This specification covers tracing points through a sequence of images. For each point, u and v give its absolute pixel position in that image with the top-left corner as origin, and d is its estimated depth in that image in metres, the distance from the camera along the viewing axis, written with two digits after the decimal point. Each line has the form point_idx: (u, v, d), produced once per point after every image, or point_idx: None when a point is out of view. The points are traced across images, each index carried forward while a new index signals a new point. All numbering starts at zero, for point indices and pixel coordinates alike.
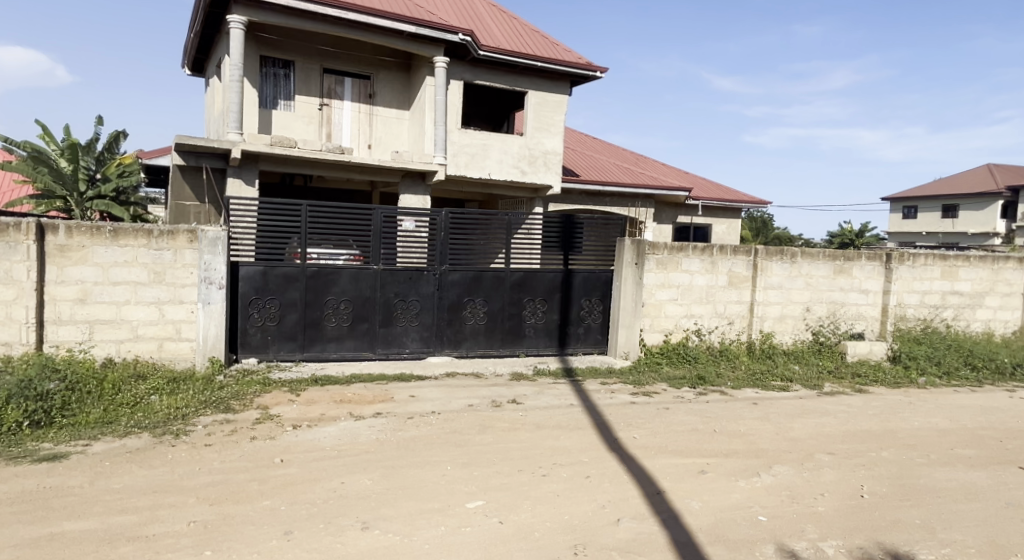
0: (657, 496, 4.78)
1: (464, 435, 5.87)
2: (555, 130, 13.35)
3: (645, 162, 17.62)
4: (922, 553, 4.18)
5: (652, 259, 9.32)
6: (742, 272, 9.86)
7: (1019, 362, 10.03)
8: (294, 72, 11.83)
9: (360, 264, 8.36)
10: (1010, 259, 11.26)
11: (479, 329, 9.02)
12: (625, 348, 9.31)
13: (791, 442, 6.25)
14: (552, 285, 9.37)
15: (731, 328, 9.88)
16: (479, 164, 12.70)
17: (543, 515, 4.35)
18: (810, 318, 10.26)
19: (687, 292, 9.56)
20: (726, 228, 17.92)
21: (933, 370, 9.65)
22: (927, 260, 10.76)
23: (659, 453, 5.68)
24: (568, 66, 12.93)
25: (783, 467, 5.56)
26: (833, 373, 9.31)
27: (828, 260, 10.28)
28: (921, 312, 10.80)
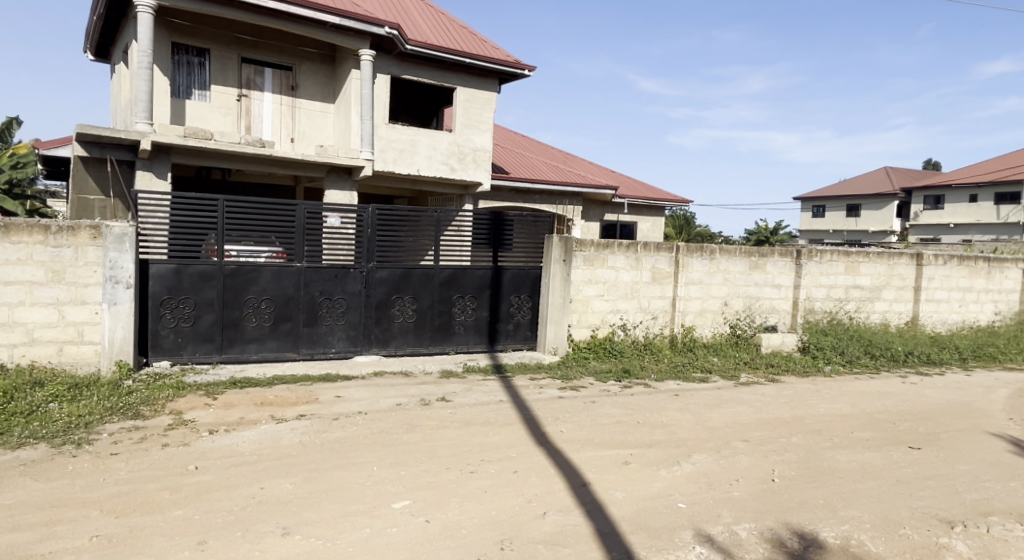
0: (582, 488, 4.87)
1: (391, 435, 5.80)
2: (484, 127, 13.36)
3: (573, 160, 17.86)
4: (826, 531, 4.44)
5: (579, 256, 9.46)
6: (665, 268, 10.16)
7: (912, 350, 10.81)
8: (210, 60, 11.34)
9: (282, 261, 8.12)
10: (904, 256, 12.10)
11: (407, 327, 8.92)
12: (553, 343, 9.43)
13: (710, 431, 6.50)
14: (482, 282, 9.37)
15: (655, 323, 10.15)
16: (407, 160, 12.55)
17: (470, 512, 4.35)
18: (728, 311, 10.69)
19: (613, 288, 9.77)
20: (650, 225, 18.42)
21: (838, 359, 10.26)
22: (833, 256, 11.41)
23: (585, 446, 5.80)
24: (496, 63, 12.95)
25: (702, 455, 5.78)
26: (748, 363, 9.75)
27: (744, 257, 10.73)
28: (828, 305, 11.45)
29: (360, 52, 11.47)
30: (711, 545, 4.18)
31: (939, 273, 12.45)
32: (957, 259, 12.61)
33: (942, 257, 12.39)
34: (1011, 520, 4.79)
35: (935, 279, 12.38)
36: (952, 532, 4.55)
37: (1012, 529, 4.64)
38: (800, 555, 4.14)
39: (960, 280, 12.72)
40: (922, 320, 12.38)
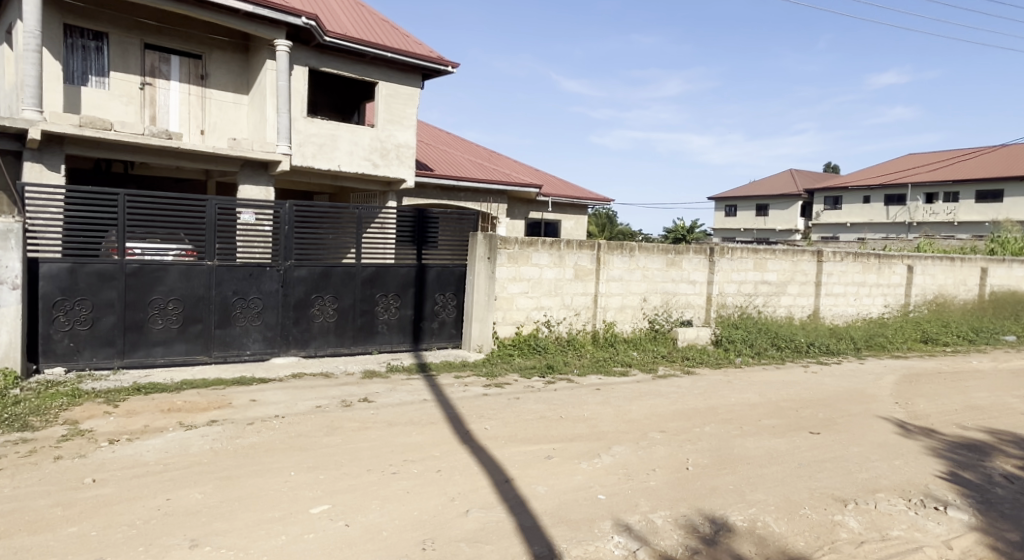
0: (504, 484, 4.90)
1: (310, 438, 5.65)
2: (407, 123, 13.19)
3: (497, 157, 17.91)
4: (736, 515, 4.66)
5: (504, 253, 9.46)
6: (587, 265, 10.34)
7: (814, 341, 11.48)
8: (108, 45, 10.66)
9: (192, 260, 7.75)
10: (806, 253, 12.83)
11: (328, 326, 8.70)
12: (478, 341, 9.43)
13: (629, 423, 6.68)
14: (406, 280, 9.26)
15: (578, 319, 10.31)
16: (327, 155, 12.24)
17: (391, 514, 4.30)
18: (647, 307, 11.01)
19: (537, 286, 9.86)
20: (574, 223, 18.71)
21: (748, 351, 10.76)
22: (743, 253, 11.95)
23: (508, 442, 5.83)
24: (418, 58, 12.79)
25: (621, 447, 5.93)
26: (666, 357, 10.08)
27: (661, 254, 11.07)
28: (738, 300, 11.98)
29: (275, 42, 11.07)
30: (629, 534, 4.30)
31: (837, 269, 13.27)
32: (853, 256, 13.48)
33: (839, 254, 13.21)
34: (897, 495, 5.18)
35: (833, 275, 13.19)
36: (845, 509, 4.87)
37: (897, 504, 5.02)
38: (711, 539, 4.32)
39: (856, 276, 13.60)
40: (823, 313, 13.16)
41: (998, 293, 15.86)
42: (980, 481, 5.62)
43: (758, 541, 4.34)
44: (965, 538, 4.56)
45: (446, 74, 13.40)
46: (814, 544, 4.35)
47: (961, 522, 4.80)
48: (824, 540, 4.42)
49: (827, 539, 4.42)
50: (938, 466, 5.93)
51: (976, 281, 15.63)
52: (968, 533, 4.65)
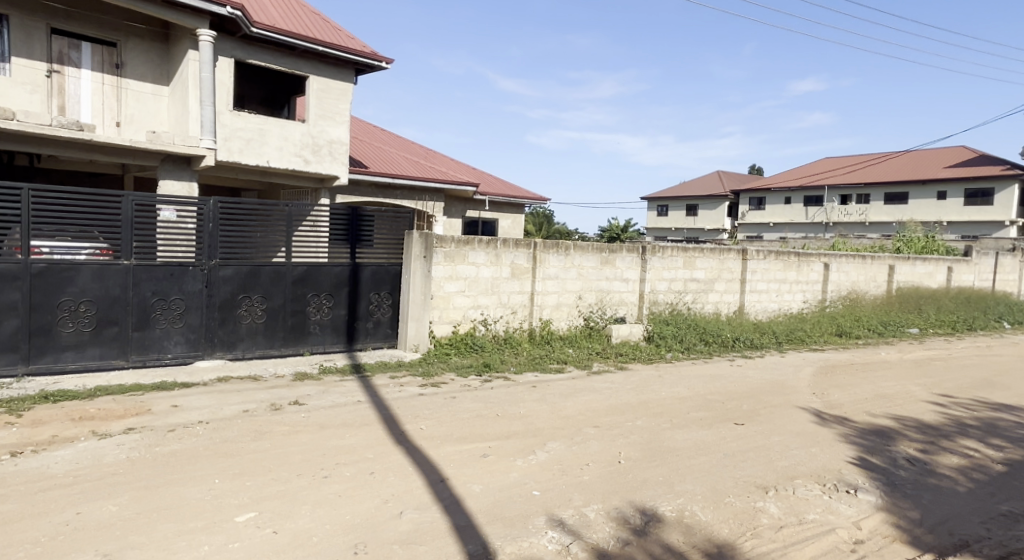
0: (439, 484, 4.86)
1: (237, 444, 5.45)
2: (339, 118, 12.91)
3: (433, 155, 17.76)
4: (665, 506, 4.77)
5: (440, 252, 9.38)
6: (524, 263, 10.38)
7: (739, 336, 11.91)
8: (10, 29, 9.99)
9: (106, 259, 7.35)
10: (732, 251, 13.30)
11: (256, 328, 8.42)
12: (414, 341, 9.32)
13: (564, 419, 6.75)
14: (339, 279, 9.07)
15: (514, 317, 10.34)
16: (255, 151, 11.85)
17: (321, 519, 4.20)
18: (582, 305, 11.16)
19: (474, 284, 9.82)
20: (511, 222, 18.75)
21: (678, 346, 11.07)
22: (673, 252, 12.28)
23: (444, 442, 5.79)
24: (351, 53, 12.53)
25: (556, 443, 5.99)
26: (600, 353, 10.24)
27: (595, 252, 11.24)
28: (669, 297, 12.30)
29: (198, 32, 10.62)
30: (562, 528, 4.34)
31: (760, 267, 13.82)
32: (775, 254, 14.07)
33: (762, 252, 13.76)
34: (813, 481, 5.43)
35: (757, 273, 13.73)
36: (766, 496, 5.07)
37: (813, 489, 5.27)
38: (642, 530, 4.41)
39: (777, 273, 14.20)
40: (748, 309, 13.67)
41: (905, 289, 16.88)
42: (887, 464, 5.97)
43: (685, 530, 4.46)
44: (873, 519, 4.84)
45: (380, 69, 13.18)
46: (738, 530, 4.51)
47: (870, 504, 5.09)
48: (748, 526, 4.59)
49: (750, 525, 4.59)
50: (850, 451, 6.26)
51: (885, 277, 16.60)
52: (876, 514, 4.92)
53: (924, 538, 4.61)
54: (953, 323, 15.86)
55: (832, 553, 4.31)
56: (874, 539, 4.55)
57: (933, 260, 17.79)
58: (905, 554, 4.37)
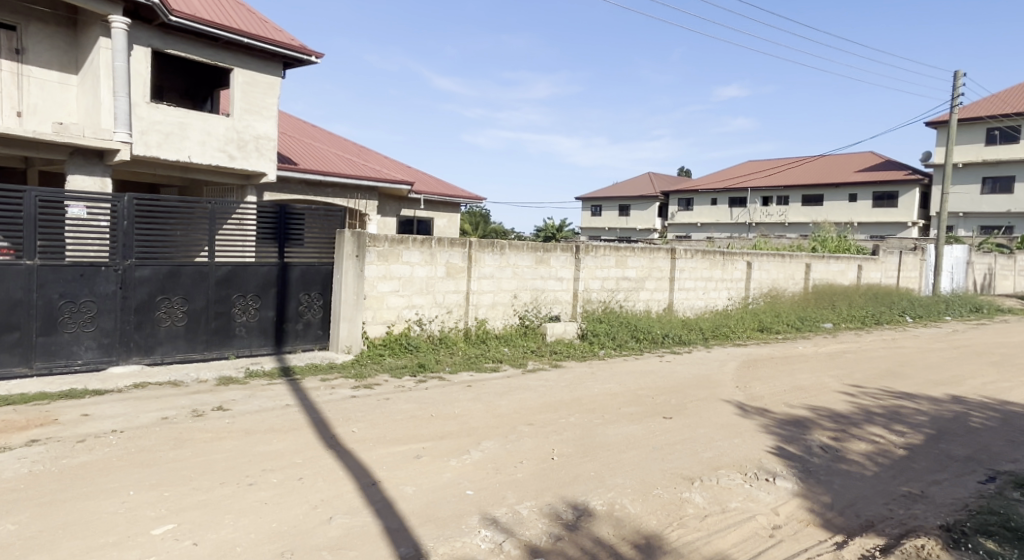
0: (370, 487, 4.77)
1: (154, 453, 5.18)
2: (266, 113, 12.50)
3: (366, 152, 17.43)
4: (596, 500, 4.84)
5: (373, 251, 9.21)
6: (459, 263, 10.32)
7: (668, 333, 12.23)
8: None
9: (7, 259, 6.87)
10: (662, 250, 13.64)
11: (176, 331, 8.04)
12: (346, 342, 9.11)
13: (499, 418, 6.75)
14: (266, 280, 8.79)
15: (450, 317, 10.27)
16: (175, 145, 11.33)
17: (246, 528, 4.04)
18: (518, 303, 11.20)
19: (408, 284, 9.69)
20: (446, 221, 18.63)
21: (610, 343, 11.27)
22: (606, 251, 12.50)
23: (376, 444, 5.69)
24: (278, 46, 12.13)
25: (490, 442, 5.98)
26: (535, 352, 10.31)
27: (529, 252, 11.31)
28: (602, 295, 12.51)
29: (110, 19, 10.05)
30: (495, 527, 4.34)
31: (687, 266, 14.24)
32: (702, 253, 14.53)
33: (690, 252, 14.18)
34: (736, 470, 5.64)
35: (685, 271, 14.15)
36: (693, 486, 5.22)
37: (735, 478, 5.46)
38: (573, 524, 4.46)
39: (704, 271, 14.67)
40: (677, 306, 14.07)
41: (821, 286, 17.75)
42: (803, 452, 6.26)
43: (615, 523, 4.54)
44: (790, 505, 5.06)
45: (309, 64, 12.82)
46: (665, 521, 4.63)
47: (787, 490, 5.32)
48: (676, 516, 4.71)
49: (677, 516, 4.72)
50: (769, 441, 6.53)
51: (803, 275, 17.42)
52: (793, 500, 5.15)
53: (835, 520, 4.86)
54: (863, 317, 16.81)
55: (752, 539, 4.49)
56: (791, 524, 4.76)
57: (845, 258, 18.78)
58: (818, 537, 4.59)
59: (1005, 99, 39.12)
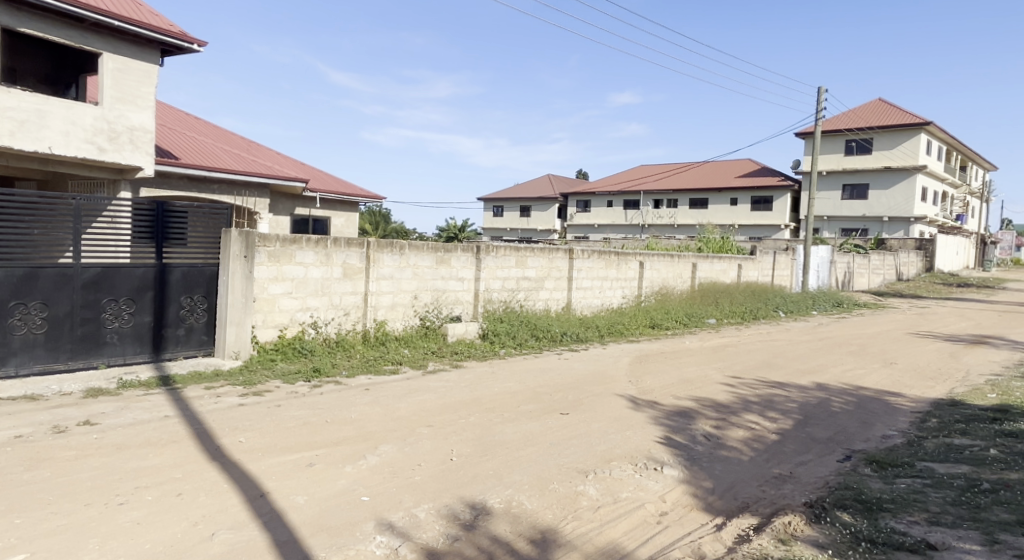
0: (259, 499, 4.59)
1: (7, 476, 4.73)
2: (141, 103, 11.69)
3: (257, 148, 16.68)
4: (493, 498, 4.90)
5: (263, 251, 8.83)
6: (356, 263, 10.10)
7: (566, 331, 12.54)
8: None
9: None
10: (560, 250, 13.96)
11: (35, 340, 7.35)
12: (234, 347, 8.68)
13: (397, 421, 6.68)
14: (141, 282, 8.22)
15: (347, 319, 10.03)
16: (33, 135, 10.39)
17: (115, 552, 3.78)
18: (418, 304, 11.10)
19: (303, 286, 9.37)
20: (344, 221, 18.16)
21: (511, 342, 11.41)
22: (506, 252, 12.65)
23: (265, 454, 5.47)
24: (155, 32, 11.34)
25: (388, 445, 5.91)
26: (436, 353, 10.26)
27: (430, 252, 11.25)
28: (503, 295, 12.65)
29: None
30: (391, 532, 4.29)
31: (584, 265, 14.67)
32: (598, 253, 15.01)
33: (587, 252, 14.62)
34: (626, 462, 5.88)
35: (582, 271, 14.56)
36: (586, 479, 5.39)
37: (626, 469, 5.70)
38: (471, 524, 4.50)
39: (600, 271, 15.16)
40: (575, 305, 14.45)
41: (706, 284, 18.82)
42: (687, 441, 6.62)
43: (512, 519, 4.62)
44: (676, 491, 5.34)
45: (191, 52, 12.07)
46: (560, 515, 4.75)
47: (674, 478, 5.61)
48: (569, 509, 4.86)
49: (571, 509, 4.86)
50: (657, 432, 6.86)
51: (690, 274, 18.39)
52: (678, 487, 5.44)
53: (715, 504, 5.17)
54: (743, 313, 17.98)
55: (641, 526, 4.70)
56: (676, 509, 5.03)
57: (728, 258, 20.00)
58: (701, 521, 4.87)
59: (861, 114, 43.02)
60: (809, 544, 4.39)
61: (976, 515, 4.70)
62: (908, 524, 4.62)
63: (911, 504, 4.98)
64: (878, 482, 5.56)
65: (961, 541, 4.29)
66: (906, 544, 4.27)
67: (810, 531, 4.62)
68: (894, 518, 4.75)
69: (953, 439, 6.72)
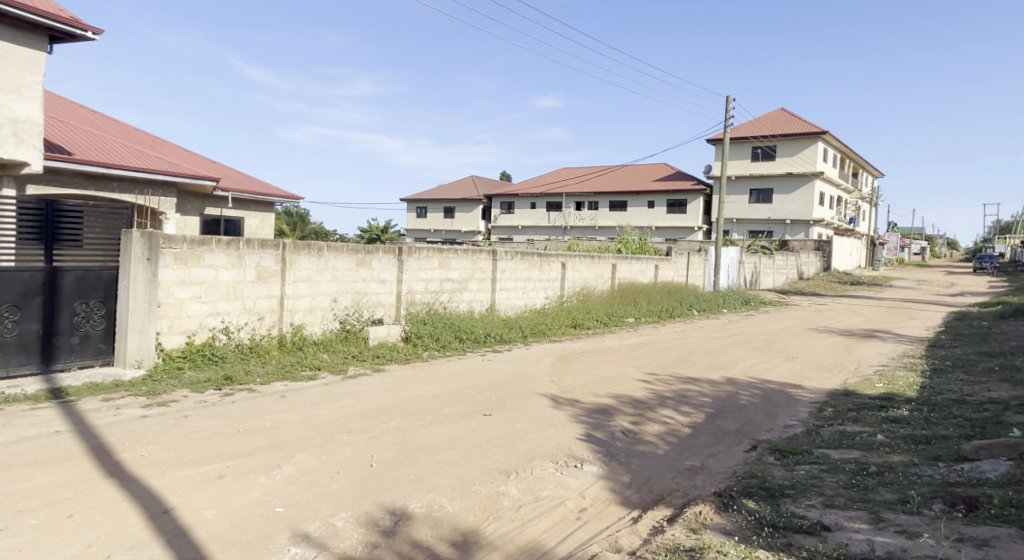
0: (162, 516, 4.39)
1: None
2: (26, 93, 10.86)
3: (162, 145, 15.87)
4: (414, 503, 4.88)
5: (167, 253, 8.42)
6: (271, 266, 9.80)
7: (490, 332, 12.58)
8: None
9: None
10: (483, 252, 14.00)
11: None
12: (137, 356, 8.22)
13: (315, 428, 6.52)
14: (28, 288, 7.67)
15: (261, 324, 9.70)
16: None
17: None
18: (337, 307, 10.87)
19: (212, 289, 9.00)
20: (259, 221, 17.55)
21: (434, 345, 11.34)
22: (428, 253, 12.57)
23: (171, 468, 5.22)
24: (44, 16, 10.55)
25: (304, 454, 5.77)
26: (356, 356, 10.07)
27: (350, 253, 11.05)
28: (426, 297, 12.57)
29: None
30: (307, 543, 4.20)
31: (508, 267, 14.79)
32: (521, 254, 15.15)
33: (510, 253, 14.73)
34: (547, 460, 5.98)
35: (505, 272, 14.68)
36: (507, 480, 5.45)
37: (547, 468, 5.79)
38: (391, 531, 4.46)
39: (523, 272, 15.31)
40: (498, 306, 14.54)
41: (625, 284, 19.36)
42: (606, 438, 6.80)
43: (433, 524, 4.61)
44: (595, 487, 5.47)
45: (85, 39, 11.31)
46: (481, 516, 4.78)
47: (593, 474, 5.75)
48: (490, 510, 4.89)
49: (492, 510, 4.90)
50: (578, 430, 7.00)
51: (610, 274, 18.86)
52: (597, 483, 5.59)
53: (632, 498, 5.34)
54: (660, 312, 18.59)
55: (561, 523, 4.80)
56: (595, 505, 5.16)
57: (645, 259, 20.64)
58: (618, 515, 5.02)
59: (766, 122, 45.33)
60: (717, 531, 4.59)
61: (865, 497, 5.06)
62: (806, 507, 4.92)
63: (809, 489, 5.31)
64: (781, 470, 5.90)
65: (852, 521, 4.62)
66: (803, 527, 4.54)
67: (719, 519, 4.83)
68: (794, 503, 5.05)
69: (847, 427, 7.22)
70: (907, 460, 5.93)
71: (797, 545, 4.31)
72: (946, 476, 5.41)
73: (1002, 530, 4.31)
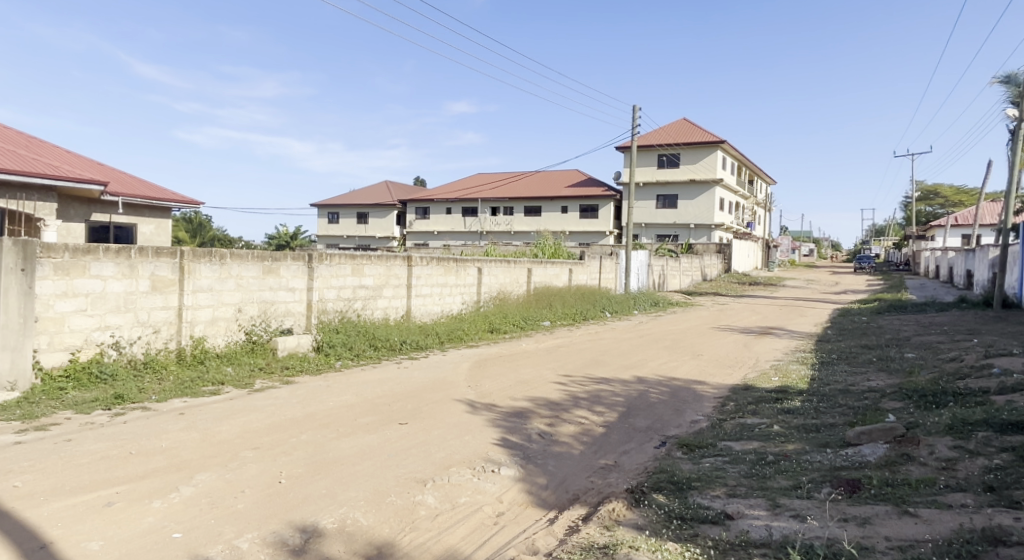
0: (41, 551, 4.03)
1: None
2: None
3: (39, 145, 14.71)
4: (326, 519, 4.70)
5: (46, 263, 7.79)
6: (167, 275, 9.27)
7: (406, 339, 12.37)
8: None
9: None
10: (398, 258, 13.80)
11: None
12: (10, 377, 7.46)
13: (216, 446, 6.19)
14: None
15: (156, 338, 9.13)
16: None
17: None
18: (242, 318, 10.39)
19: (100, 301, 8.39)
20: (155, 229, 16.54)
21: (348, 354, 11.03)
22: (341, 260, 12.27)
23: (50, 498, 4.81)
24: None
25: (205, 474, 5.46)
26: (264, 369, 9.64)
27: (257, 261, 10.62)
28: (338, 305, 12.25)
29: None
30: None
31: (423, 273, 14.65)
32: (436, 260, 15.04)
33: (425, 259, 14.60)
34: (465, 467, 5.92)
35: (421, 278, 14.53)
36: (424, 488, 5.36)
37: (464, 474, 5.74)
38: (300, 549, 4.28)
39: (439, 278, 15.21)
40: (414, 312, 14.35)
41: (540, 287, 19.60)
42: (522, 441, 6.83)
43: (346, 539, 4.46)
44: (512, 491, 5.48)
45: None
46: (396, 528, 4.68)
47: (510, 478, 5.75)
48: (406, 521, 4.79)
49: (408, 520, 4.80)
50: (494, 435, 6.98)
51: (525, 279, 18.99)
52: (514, 486, 5.60)
53: (548, 499, 5.39)
54: (574, 315, 18.90)
55: (478, 529, 4.76)
56: (512, 508, 5.16)
57: (559, 263, 20.98)
58: (535, 516, 5.06)
59: (669, 131, 47.23)
60: (630, 527, 4.69)
61: (764, 485, 5.33)
62: (711, 498, 5.13)
63: (714, 480, 5.53)
64: (688, 463, 6.11)
65: (751, 508, 4.84)
66: (708, 517, 4.73)
67: (630, 514, 4.92)
68: (699, 495, 5.25)
69: (747, 419, 7.59)
70: (799, 448, 6.30)
71: (703, 535, 4.48)
72: (834, 460, 5.79)
73: (880, 508, 4.64)
